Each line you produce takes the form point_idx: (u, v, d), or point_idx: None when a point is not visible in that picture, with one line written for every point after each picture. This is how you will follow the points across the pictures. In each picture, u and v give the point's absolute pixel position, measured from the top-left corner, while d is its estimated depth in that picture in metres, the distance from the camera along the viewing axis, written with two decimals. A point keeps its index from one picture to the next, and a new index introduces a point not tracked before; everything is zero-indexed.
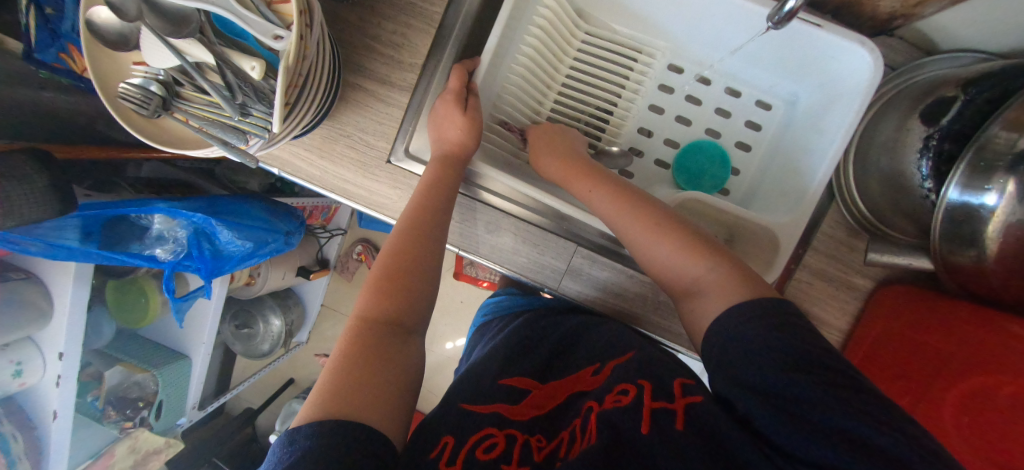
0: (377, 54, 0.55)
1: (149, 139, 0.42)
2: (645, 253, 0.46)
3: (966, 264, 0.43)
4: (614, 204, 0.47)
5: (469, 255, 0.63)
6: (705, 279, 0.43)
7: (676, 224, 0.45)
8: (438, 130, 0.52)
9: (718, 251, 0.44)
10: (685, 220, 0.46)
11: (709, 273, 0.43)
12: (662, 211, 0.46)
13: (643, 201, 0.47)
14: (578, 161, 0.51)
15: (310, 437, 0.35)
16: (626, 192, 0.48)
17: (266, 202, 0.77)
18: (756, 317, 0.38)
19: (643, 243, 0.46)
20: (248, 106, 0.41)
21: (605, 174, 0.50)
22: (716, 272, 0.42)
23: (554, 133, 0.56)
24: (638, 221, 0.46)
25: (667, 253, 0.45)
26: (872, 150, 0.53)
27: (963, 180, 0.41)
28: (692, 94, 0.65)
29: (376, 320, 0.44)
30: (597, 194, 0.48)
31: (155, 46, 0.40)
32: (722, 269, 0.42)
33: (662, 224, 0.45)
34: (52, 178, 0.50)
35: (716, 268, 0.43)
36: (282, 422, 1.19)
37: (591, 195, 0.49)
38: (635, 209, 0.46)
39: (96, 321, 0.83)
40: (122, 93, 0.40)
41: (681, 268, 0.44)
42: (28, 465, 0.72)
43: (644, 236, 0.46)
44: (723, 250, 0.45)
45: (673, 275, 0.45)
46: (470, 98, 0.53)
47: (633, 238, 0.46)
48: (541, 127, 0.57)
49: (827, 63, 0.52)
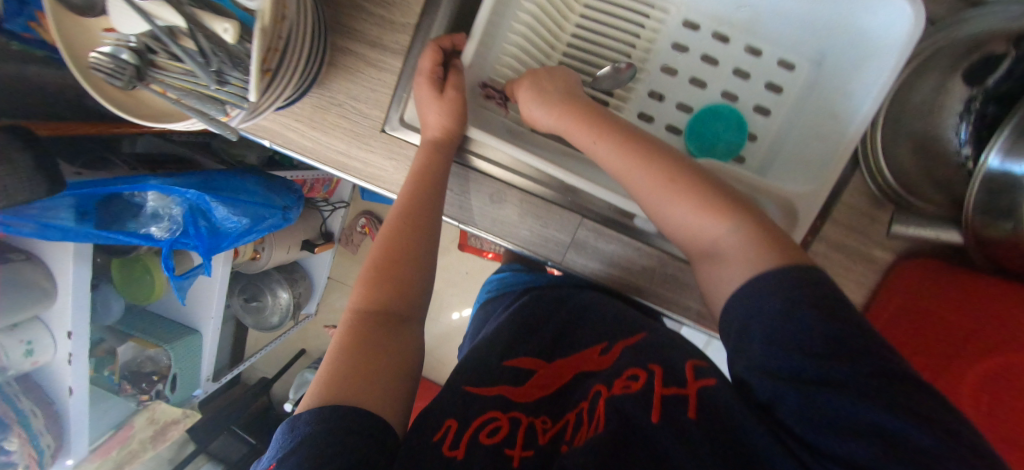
0: (366, 14, 0.51)
1: (118, 108, 0.39)
2: (663, 214, 0.43)
3: (1001, 238, 0.41)
4: (622, 158, 0.44)
5: (470, 228, 0.61)
6: (726, 242, 0.40)
7: (693, 184, 0.41)
8: (421, 112, 0.49)
9: (742, 208, 0.41)
10: (702, 178, 0.42)
11: (734, 237, 0.39)
12: (681, 166, 0.42)
13: (653, 157, 0.43)
14: (585, 110, 0.47)
15: (311, 422, 0.35)
16: (636, 142, 0.44)
17: (261, 176, 0.75)
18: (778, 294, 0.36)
19: (663, 203, 0.42)
20: (225, 74, 0.39)
21: (612, 123, 0.46)
22: (743, 234, 0.39)
23: (552, 80, 0.50)
24: (645, 181, 0.43)
25: (688, 212, 0.41)
26: (905, 112, 0.49)
27: (1006, 146, 0.37)
28: (708, 54, 0.60)
29: (368, 312, 0.44)
30: (602, 146, 0.45)
31: (124, 10, 0.35)
32: (745, 229, 0.39)
33: (677, 182, 0.41)
34: (36, 156, 0.49)
35: (739, 230, 0.39)
36: (296, 391, 1.22)
37: (593, 145, 0.45)
38: (641, 164, 0.43)
39: (105, 299, 0.83)
40: (94, 64, 0.38)
41: (701, 226, 0.41)
42: (51, 438, 0.75)
43: (657, 197, 0.42)
44: (747, 206, 0.41)
45: (692, 234, 0.42)
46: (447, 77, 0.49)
47: (651, 199, 0.43)
48: (529, 73, 0.51)
49: (861, 14, 0.47)
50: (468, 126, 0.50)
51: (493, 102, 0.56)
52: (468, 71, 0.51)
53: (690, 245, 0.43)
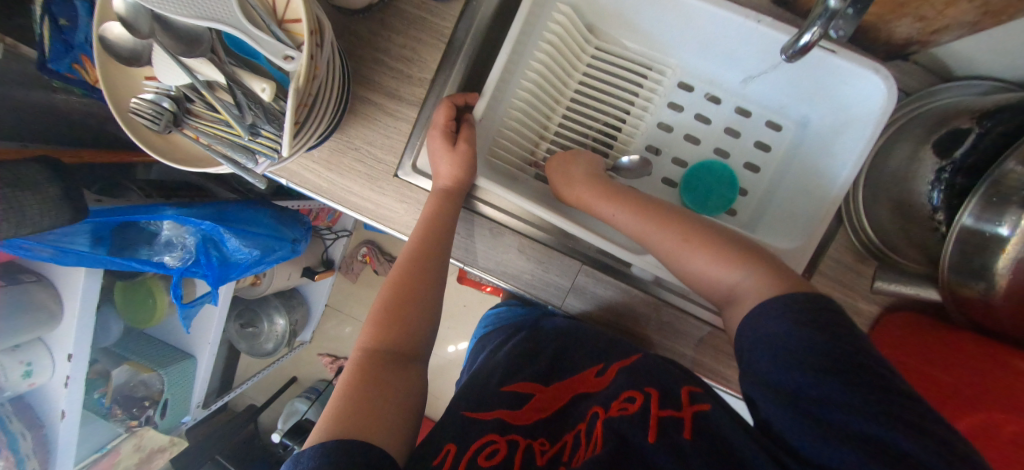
0: (386, 68, 0.55)
1: (151, 147, 0.42)
2: (688, 267, 0.45)
3: (973, 297, 0.43)
4: (639, 221, 0.48)
5: (473, 269, 0.63)
6: (743, 286, 0.41)
7: (705, 239, 0.44)
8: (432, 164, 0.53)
9: (757, 256, 0.43)
10: (713, 230, 0.46)
11: (750, 280, 0.41)
12: (692, 221, 0.46)
13: (671, 220, 0.47)
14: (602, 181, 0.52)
15: (313, 459, 0.35)
16: (652, 209, 0.48)
17: (273, 208, 0.78)
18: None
19: (686, 257, 0.45)
20: (258, 126, 0.42)
21: (627, 193, 0.51)
22: (755, 280, 0.41)
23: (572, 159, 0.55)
24: (668, 241, 0.46)
25: (705, 264, 0.44)
26: (883, 177, 0.52)
27: (977, 210, 0.40)
28: (701, 113, 0.64)
29: (377, 351, 0.45)
30: (620, 216, 0.49)
31: (167, 64, 0.40)
32: (758, 274, 0.41)
33: (692, 239, 0.45)
34: (64, 188, 0.51)
35: (751, 275, 0.41)
36: (285, 421, 1.20)
37: (615, 216, 0.50)
38: (655, 227, 0.47)
39: (105, 323, 0.84)
40: (133, 109, 0.40)
41: (719, 274, 0.43)
42: (37, 462, 0.74)
43: (678, 254, 0.45)
44: (760, 250, 0.43)
45: (712, 284, 0.44)
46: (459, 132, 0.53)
47: (674, 256, 0.46)
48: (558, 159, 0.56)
49: (840, 87, 0.52)
50: (477, 176, 0.53)
51: (501, 153, 0.59)
52: (479, 124, 0.55)
53: (712, 294, 0.45)
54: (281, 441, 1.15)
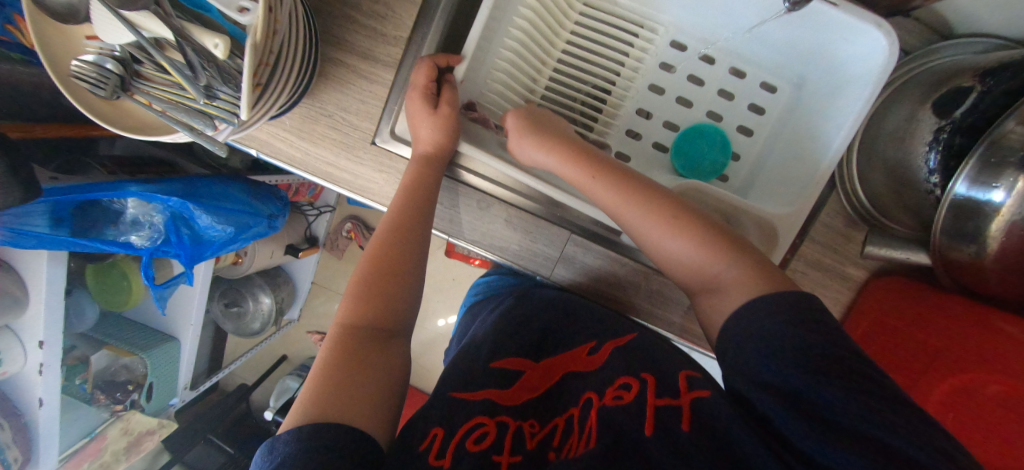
0: (358, 26, 0.51)
1: (101, 118, 0.38)
2: (665, 248, 0.44)
3: (964, 260, 0.43)
4: (616, 195, 0.44)
5: (458, 241, 0.62)
6: (724, 277, 0.41)
7: (693, 224, 0.43)
8: (412, 129, 0.50)
9: (740, 247, 0.41)
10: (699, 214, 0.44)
11: (730, 272, 0.40)
12: (676, 200, 0.44)
13: (653, 196, 0.44)
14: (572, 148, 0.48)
15: (290, 443, 0.34)
16: (631, 182, 0.45)
17: (247, 183, 0.75)
18: (754, 328, 0.37)
19: (664, 237, 0.43)
20: (214, 89, 0.38)
21: (602, 160, 0.47)
22: (739, 273, 0.40)
23: (538, 117, 0.50)
24: (648, 218, 0.43)
25: (687, 247, 0.42)
26: (878, 139, 0.51)
27: (973, 174, 0.39)
28: (695, 74, 0.62)
29: (358, 326, 0.44)
30: (597, 182, 0.45)
31: (106, 20, 0.35)
32: (741, 265, 0.40)
33: (678, 221, 0.43)
34: (10, 162, 0.47)
35: (736, 266, 0.40)
36: (277, 399, 1.20)
37: (589, 183, 0.45)
38: (642, 207, 0.44)
39: (78, 306, 0.81)
40: (75, 72, 0.37)
41: (701, 262, 0.42)
42: (19, 451, 0.73)
43: (658, 234, 0.43)
44: (747, 243, 0.42)
45: (693, 268, 0.43)
46: (440, 94, 0.50)
47: (654, 232, 0.44)
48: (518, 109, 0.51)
49: (838, 43, 0.49)
50: (460, 142, 0.50)
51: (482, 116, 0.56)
52: (461, 86, 0.51)
53: (691, 279, 0.44)
54: (275, 418, 1.16)
